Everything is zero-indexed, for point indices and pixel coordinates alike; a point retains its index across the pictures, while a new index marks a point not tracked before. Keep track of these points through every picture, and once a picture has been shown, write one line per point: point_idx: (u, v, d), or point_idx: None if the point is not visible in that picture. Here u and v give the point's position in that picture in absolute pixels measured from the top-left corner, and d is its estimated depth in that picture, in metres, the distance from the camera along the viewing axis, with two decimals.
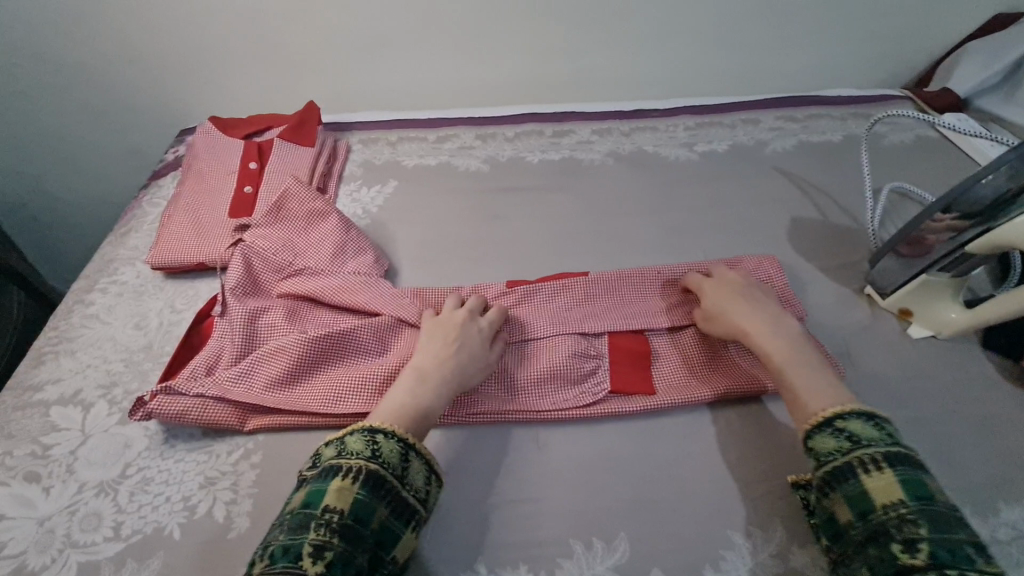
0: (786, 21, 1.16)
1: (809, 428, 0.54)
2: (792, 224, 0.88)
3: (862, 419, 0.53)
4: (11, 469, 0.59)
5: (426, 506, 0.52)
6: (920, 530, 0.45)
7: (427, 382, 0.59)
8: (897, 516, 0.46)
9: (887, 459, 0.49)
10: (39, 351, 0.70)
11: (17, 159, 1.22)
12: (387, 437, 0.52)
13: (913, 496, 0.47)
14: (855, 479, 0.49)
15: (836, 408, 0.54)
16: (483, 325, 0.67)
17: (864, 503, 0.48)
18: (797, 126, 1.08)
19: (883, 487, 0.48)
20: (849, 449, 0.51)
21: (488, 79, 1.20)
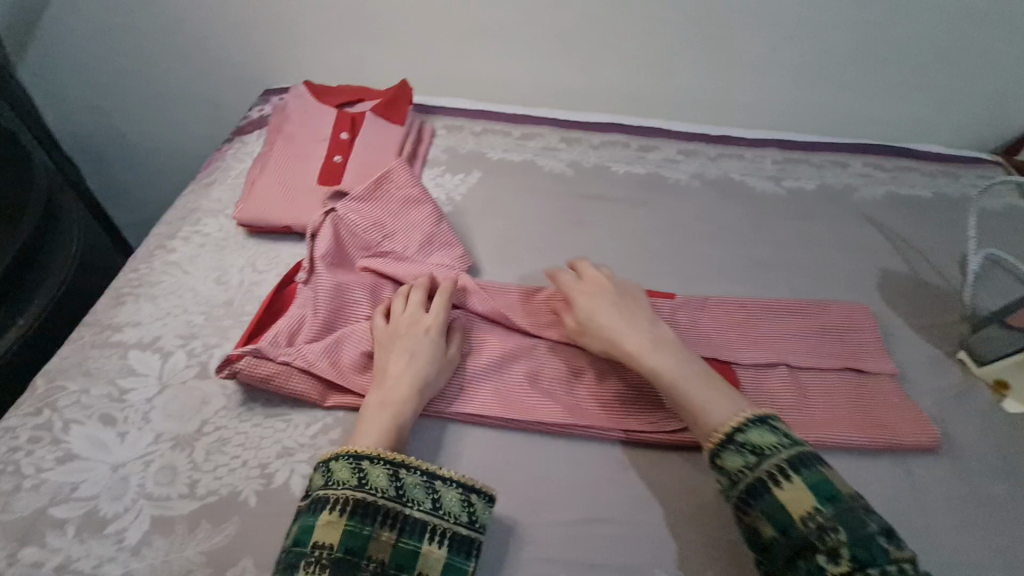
0: (885, 68, 1.14)
1: (714, 446, 0.53)
2: (882, 275, 0.86)
3: (759, 427, 0.52)
4: (87, 408, 0.58)
5: (438, 514, 0.50)
6: (839, 535, 0.44)
7: (391, 404, 0.57)
8: (815, 526, 0.45)
9: (791, 465, 0.48)
10: (119, 291, 0.69)
11: (93, 94, 1.21)
12: (373, 462, 0.51)
13: (823, 498, 0.46)
14: (768, 495, 0.48)
15: (733, 419, 0.53)
16: (428, 330, 0.62)
17: (784, 517, 0.47)
18: (887, 176, 1.05)
19: (796, 495, 0.47)
20: (755, 463, 0.50)
21: (575, 83, 1.18)
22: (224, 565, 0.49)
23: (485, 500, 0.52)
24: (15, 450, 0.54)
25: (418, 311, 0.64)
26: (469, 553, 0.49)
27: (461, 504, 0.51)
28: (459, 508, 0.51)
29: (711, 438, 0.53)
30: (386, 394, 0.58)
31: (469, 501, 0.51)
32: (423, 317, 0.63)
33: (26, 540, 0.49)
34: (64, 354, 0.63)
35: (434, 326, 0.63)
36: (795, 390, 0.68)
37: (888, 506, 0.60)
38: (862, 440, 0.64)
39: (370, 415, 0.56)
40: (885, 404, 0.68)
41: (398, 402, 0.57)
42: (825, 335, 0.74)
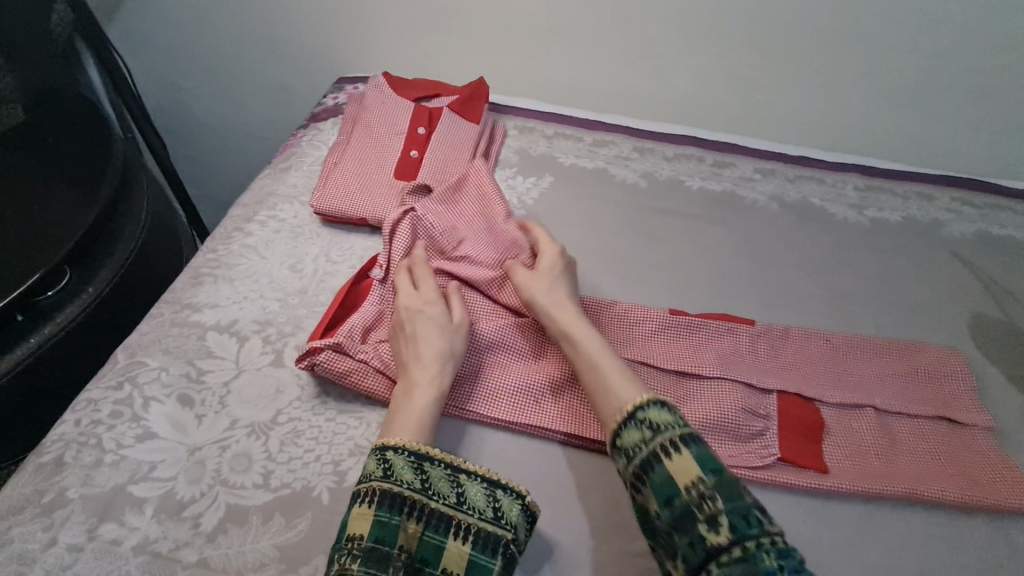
0: (982, 99, 1.08)
1: (617, 426, 0.53)
2: (971, 321, 0.81)
3: (657, 407, 0.53)
4: (167, 387, 0.58)
5: (463, 508, 0.48)
6: (717, 505, 0.46)
7: (415, 392, 0.55)
8: (697, 495, 0.47)
9: (682, 440, 0.50)
10: (198, 270, 0.70)
11: (170, 70, 1.24)
12: (397, 452, 0.49)
13: (707, 471, 0.48)
14: (660, 467, 0.49)
15: (631, 401, 0.54)
16: (426, 305, 0.61)
17: (671, 489, 0.48)
18: (976, 213, 0.99)
19: (682, 468, 0.48)
20: (649, 437, 0.51)
21: (649, 91, 1.15)
22: (296, 563, 0.48)
23: (512, 496, 0.49)
24: (97, 424, 0.54)
25: (413, 288, 0.63)
26: (495, 550, 0.47)
27: (487, 499, 0.49)
28: (485, 503, 0.48)
29: (609, 422, 0.54)
30: (422, 386, 0.55)
31: (495, 497, 0.49)
32: (421, 295, 0.62)
33: (105, 516, 0.49)
34: (144, 330, 0.63)
35: (429, 299, 0.61)
36: (883, 436, 0.65)
37: (984, 572, 0.57)
38: (959, 496, 0.60)
39: (397, 406, 0.54)
40: (981, 460, 0.64)
41: (422, 389, 0.55)
42: (914, 380, 0.70)
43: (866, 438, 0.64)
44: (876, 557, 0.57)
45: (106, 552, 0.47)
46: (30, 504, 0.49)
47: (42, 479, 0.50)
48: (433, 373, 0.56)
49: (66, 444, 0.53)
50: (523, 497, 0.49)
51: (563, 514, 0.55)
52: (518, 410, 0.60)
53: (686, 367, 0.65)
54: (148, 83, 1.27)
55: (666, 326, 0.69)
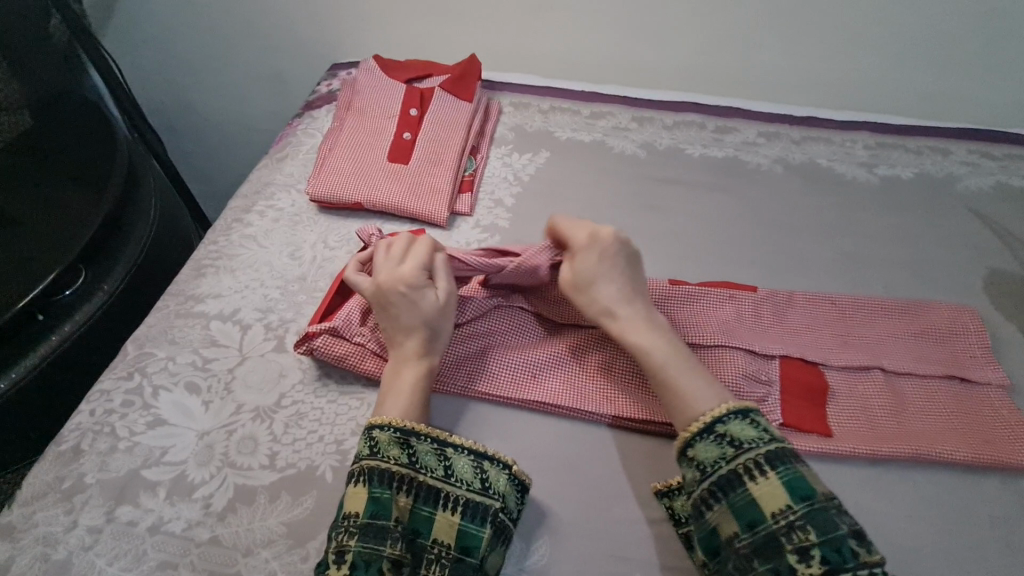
0: (1004, 43, 1.03)
1: (689, 435, 0.50)
2: (988, 277, 0.79)
3: (738, 418, 0.50)
4: (174, 375, 0.60)
5: (451, 481, 0.49)
6: (809, 535, 0.44)
7: (403, 370, 0.56)
8: (786, 524, 0.45)
9: (768, 461, 0.47)
10: (200, 262, 0.71)
11: (170, 67, 1.25)
12: (382, 430, 0.51)
13: (797, 498, 0.46)
14: (742, 488, 0.47)
15: (712, 411, 0.51)
16: (404, 286, 0.58)
17: (755, 513, 0.46)
18: (995, 165, 0.95)
19: (770, 494, 0.46)
20: (732, 456, 0.48)
21: (648, 58, 1.12)
22: (303, 538, 0.50)
23: (499, 466, 0.51)
24: (110, 413, 0.56)
25: (397, 265, 0.61)
26: (484, 519, 0.48)
27: (474, 471, 0.50)
28: (472, 474, 0.50)
29: (684, 431, 0.51)
30: (409, 369, 0.55)
31: (481, 468, 0.50)
32: (401, 273, 0.60)
33: (122, 499, 0.51)
34: (151, 322, 0.65)
35: (411, 281, 0.59)
36: (891, 398, 0.63)
37: (995, 527, 0.56)
38: (969, 455, 0.58)
39: (388, 385, 0.55)
40: (994, 418, 0.62)
41: (411, 366, 0.56)
42: (925, 341, 0.68)
43: (872, 402, 0.63)
44: (882, 517, 0.56)
45: (124, 533, 0.49)
46: (52, 490, 0.51)
47: (62, 466, 0.53)
48: (419, 353, 0.57)
49: (82, 432, 0.55)
50: (509, 467, 0.51)
51: (562, 486, 0.55)
52: (510, 381, 0.61)
53: (687, 336, 0.64)
54: (149, 81, 1.28)
55: (666, 296, 0.68)
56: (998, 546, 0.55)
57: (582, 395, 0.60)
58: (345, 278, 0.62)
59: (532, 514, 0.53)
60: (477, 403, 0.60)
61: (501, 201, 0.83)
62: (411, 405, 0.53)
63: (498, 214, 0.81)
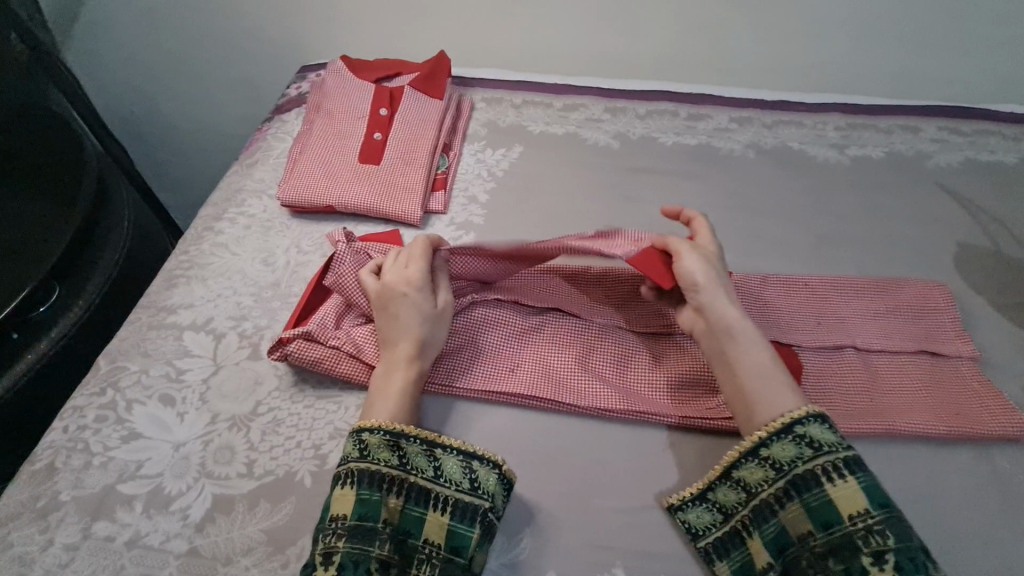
0: (969, 20, 1.04)
1: (767, 433, 0.50)
2: (959, 251, 0.80)
3: (819, 423, 0.49)
4: (147, 388, 0.59)
5: (441, 481, 0.49)
6: (886, 541, 0.43)
7: (394, 373, 0.55)
8: (862, 527, 0.44)
9: (848, 466, 0.47)
10: (171, 273, 0.70)
11: (138, 77, 1.23)
12: (372, 433, 0.51)
13: (876, 503, 0.45)
14: (819, 489, 0.47)
15: (791, 412, 0.50)
16: (407, 287, 0.58)
17: (830, 514, 0.46)
18: (964, 140, 0.96)
19: (847, 497, 0.46)
20: (809, 457, 0.48)
21: (620, 48, 1.12)
22: (283, 544, 0.49)
23: (489, 466, 0.51)
24: (84, 429, 0.56)
25: (402, 267, 0.60)
26: (473, 519, 0.48)
27: (463, 471, 0.50)
28: (461, 474, 0.50)
29: (758, 431, 0.51)
30: (398, 375, 0.55)
31: (471, 468, 0.50)
32: (405, 274, 0.59)
33: (98, 515, 0.51)
34: (123, 336, 0.64)
35: (415, 282, 0.59)
36: (863, 376, 0.64)
37: (970, 498, 0.57)
38: (942, 428, 0.59)
39: (377, 388, 0.55)
40: (966, 390, 0.63)
41: (400, 368, 0.56)
42: (897, 318, 0.69)
43: (846, 380, 0.64)
44: None
45: (101, 549, 0.49)
46: (27, 509, 0.51)
47: (36, 485, 0.52)
48: (411, 355, 0.56)
49: (56, 450, 0.54)
50: (499, 466, 0.51)
51: (543, 479, 0.55)
52: (495, 377, 0.61)
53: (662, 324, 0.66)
54: (117, 92, 1.26)
55: None
56: (971, 513, 0.56)
57: (569, 390, 0.60)
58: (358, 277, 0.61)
59: (513, 508, 0.54)
60: (466, 404, 0.60)
61: (475, 198, 0.83)
62: (400, 407, 0.53)
63: (472, 211, 0.81)
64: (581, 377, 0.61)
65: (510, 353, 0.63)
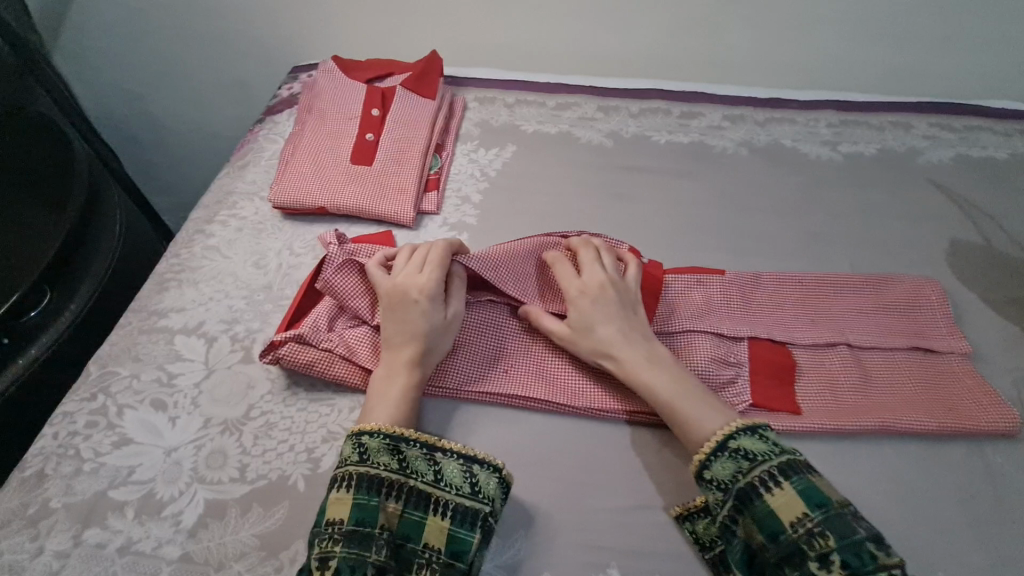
0: (960, 17, 1.04)
1: (705, 452, 0.50)
2: (951, 247, 0.80)
3: (749, 435, 0.50)
4: (139, 393, 0.59)
5: (441, 486, 0.49)
6: (829, 541, 0.43)
7: (394, 377, 0.55)
8: (805, 532, 0.44)
9: (782, 471, 0.47)
10: (162, 276, 0.70)
11: (128, 78, 1.22)
12: (372, 436, 0.50)
13: (813, 505, 0.45)
14: (760, 501, 0.46)
15: (723, 429, 0.51)
16: (419, 294, 0.58)
17: (774, 524, 0.45)
18: (955, 137, 0.96)
19: (786, 503, 0.45)
20: (747, 469, 0.48)
21: (612, 47, 1.12)
22: (276, 549, 0.49)
23: (489, 470, 0.50)
24: (74, 435, 0.55)
25: (416, 271, 0.60)
26: (474, 524, 0.48)
27: (464, 475, 0.50)
28: (462, 479, 0.50)
29: (698, 451, 0.51)
30: (399, 379, 0.55)
31: (471, 472, 0.50)
32: (419, 279, 0.59)
33: (89, 521, 0.50)
34: (114, 340, 0.64)
35: (427, 289, 0.58)
36: (857, 372, 0.64)
37: (964, 495, 0.57)
38: (936, 424, 0.59)
39: (377, 390, 0.55)
40: (959, 386, 0.64)
41: (401, 371, 0.56)
42: (890, 314, 0.70)
43: (839, 377, 0.64)
44: (852, 491, 0.57)
45: (92, 556, 0.49)
46: (17, 517, 0.50)
47: (26, 492, 0.52)
48: (413, 360, 0.56)
49: (46, 457, 0.54)
50: (499, 470, 0.51)
51: (541, 480, 0.55)
52: (495, 378, 0.61)
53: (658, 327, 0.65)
54: (107, 94, 1.25)
55: None
56: (964, 509, 0.56)
57: (564, 390, 0.60)
58: (369, 273, 0.61)
59: (509, 510, 0.53)
60: (460, 405, 0.60)
61: (468, 198, 0.82)
62: (398, 409, 0.53)
63: (466, 211, 0.80)
64: (576, 377, 0.61)
65: (510, 352, 0.63)
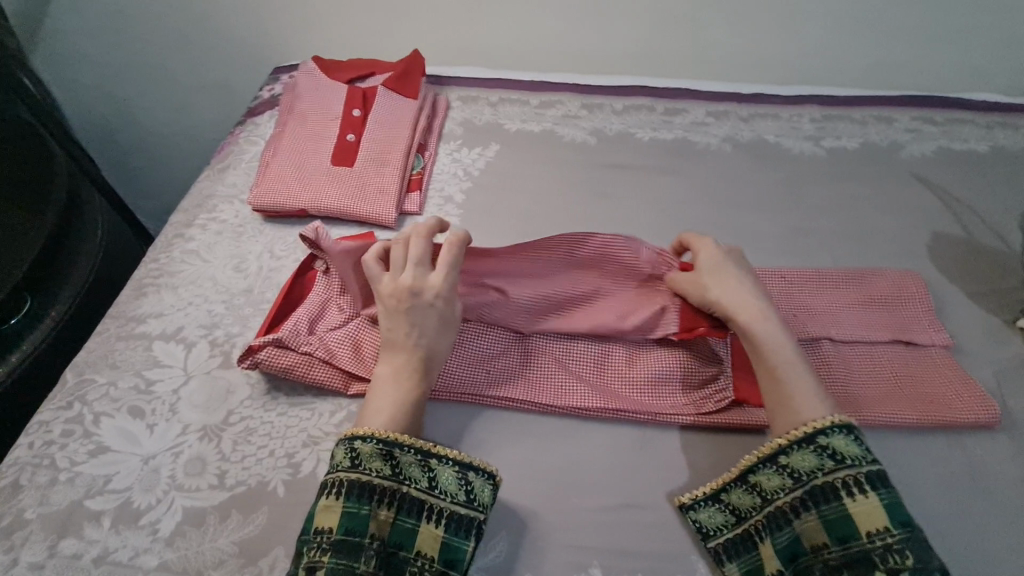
0: (940, 11, 1.05)
1: (785, 442, 0.50)
2: (933, 240, 0.81)
3: (844, 435, 0.49)
4: (116, 401, 0.58)
5: (435, 493, 0.49)
6: (903, 560, 0.44)
7: (400, 378, 0.54)
8: (881, 545, 0.45)
9: (869, 481, 0.47)
10: (140, 282, 0.69)
11: (108, 82, 1.20)
12: (365, 441, 0.49)
13: (896, 522, 0.45)
14: (838, 503, 0.47)
15: (814, 421, 0.50)
16: (433, 294, 0.57)
17: (848, 529, 0.46)
18: (937, 130, 0.97)
19: (867, 513, 0.46)
20: (830, 469, 0.48)
21: (595, 45, 1.12)
22: (255, 556, 0.49)
23: (483, 477, 0.50)
24: (50, 444, 0.55)
25: (422, 267, 0.58)
26: (468, 531, 0.48)
27: (458, 483, 0.50)
28: (456, 486, 0.49)
29: (779, 438, 0.51)
30: (402, 380, 0.54)
31: (466, 479, 0.50)
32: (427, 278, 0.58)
33: (65, 532, 0.50)
34: (91, 347, 0.63)
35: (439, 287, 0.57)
36: (839, 366, 0.64)
37: (946, 486, 0.58)
38: (917, 418, 0.60)
39: (371, 403, 0.53)
40: (940, 378, 0.64)
41: (392, 382, 0.54)
42: (872, 308, 0.70)
43: (822, 371, 0.64)
44: None
45: (68, 566, 0.48)
46: None
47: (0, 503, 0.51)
48: (417, 368, 0.55)
49: (20, 467, 0.53)
50: (493, 478, 0.51)
51: (523, 480, 0.55)
52: (478, 379, 0.60)
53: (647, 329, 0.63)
54: (87, 98, 1.23)
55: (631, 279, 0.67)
56: (948, 503, 0.56)
57: (546, 390, 0.60)
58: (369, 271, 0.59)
59: (492, 511, 0.53)
60: (437, 407, 0.60)
61: (451, 198, 0.82)
62: (394, 419, 0.52)
63: (448, 211, 0.80)
64: (558, 376, 0.61)
65: (495, 354, 0.62)
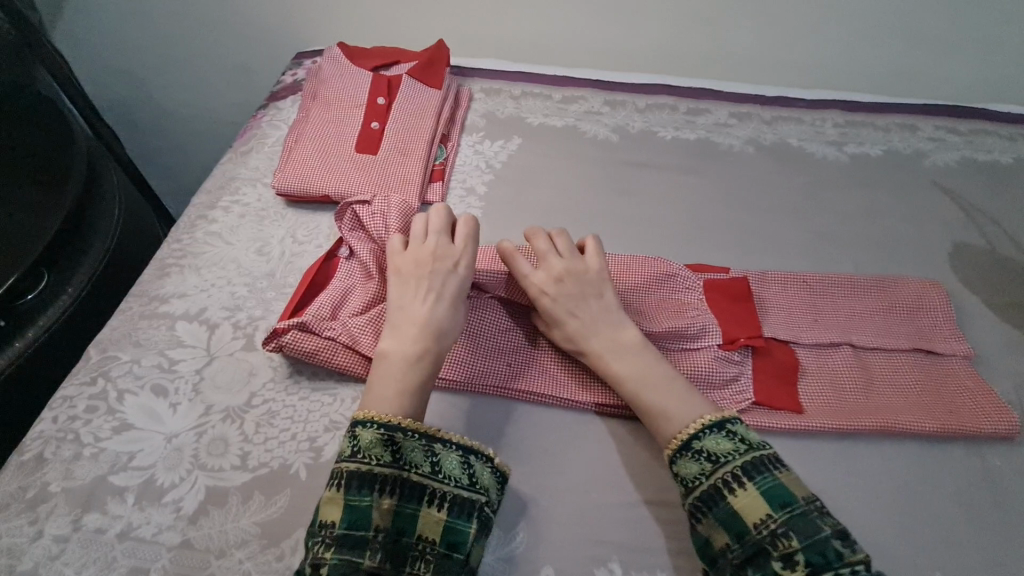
0: (968, 19, 1.04)
1: (671, 452, 0.51)
2: (955, 250, 0.80)
3: (715, 433, 0.50)
4: (139, 378, 0.58)
5: (437, 477, 0.49)
6: (792, 541, 0.44)
7: (398, 358, 0.54)
8: (769, 532, 0.45)
9: (745, 472, 0.48)
10: (163, 261, 0.69)
11: (128, 61, 1.20)
12: (366, 427, 0.49)
13: (776, 505, 0.46)
14: (723, 502, 0.47)
15: (693, 424, 0.51)
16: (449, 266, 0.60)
17: (740, 525, 0.46)
18: (961, 140, 0.96)
19: (750, 505, 0.47)
20: (711, 470, 0.49)
21: (619, 41, 1.11)
22: (278, 537, 0.49)
23: (484, 461, 0.50)
24: (74, 419, 0.55)
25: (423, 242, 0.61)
26: (471, 514, 0.48)
27: (462, 467, 0.50)
28: (460, 470, 0.49)
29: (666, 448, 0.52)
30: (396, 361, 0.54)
31: (468, 464, 0.50)
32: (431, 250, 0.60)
33: (89, 506, 0.50)
34: (115, 324, 0.63)
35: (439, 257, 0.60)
36: (859, 373, 0.65)
37: (964, 496, 0.58)
38: (935, 427, 0.60)
39: (378, 376, 0.54)
40: (960, 389, 0.64)
41: (401, 356, 0.54)
42: (893, 316, 0.70)
43: (842, 378, 0.64)
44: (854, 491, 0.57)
45: (92, 541, 0.48)
46: (16, 500, 0.50)
47: (25, 475, 0.51)
48: (421, 335, 0.56)
49: (45, 440, 0.53)
50: (492, 460, 0.51)
51: (541, 473, 0.55)
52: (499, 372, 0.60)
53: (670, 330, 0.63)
54: (109, 79, 1.24)
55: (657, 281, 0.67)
56: (964, 514, 0.56)
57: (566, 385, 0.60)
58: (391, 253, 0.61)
59: (510, 502, 0.53)
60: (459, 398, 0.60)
61: (473, 190, 0.82)
62: (402, 395, 0.52)
63: (470, 202, 0.80)
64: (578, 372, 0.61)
65: (512, 347, 0.63)
